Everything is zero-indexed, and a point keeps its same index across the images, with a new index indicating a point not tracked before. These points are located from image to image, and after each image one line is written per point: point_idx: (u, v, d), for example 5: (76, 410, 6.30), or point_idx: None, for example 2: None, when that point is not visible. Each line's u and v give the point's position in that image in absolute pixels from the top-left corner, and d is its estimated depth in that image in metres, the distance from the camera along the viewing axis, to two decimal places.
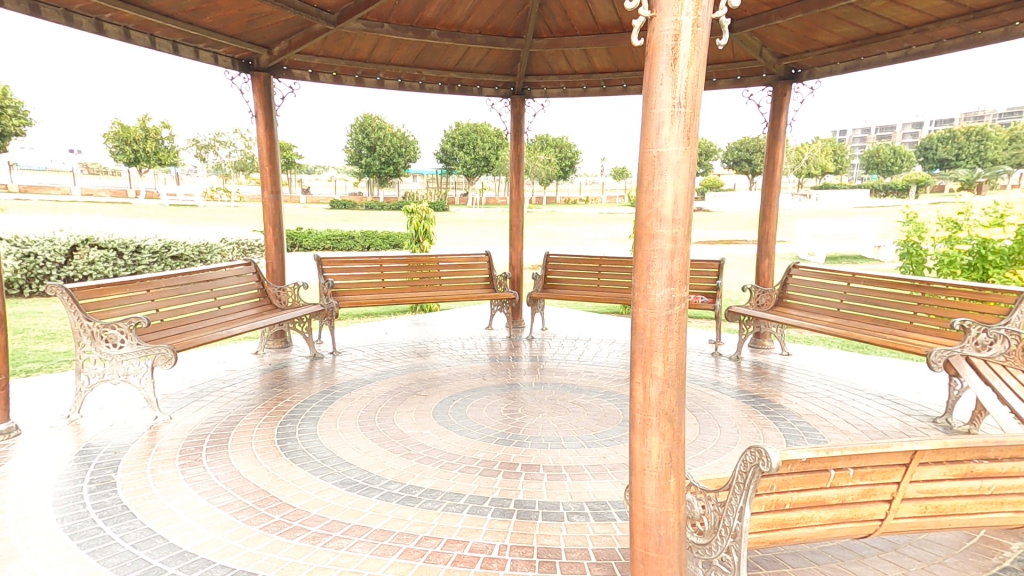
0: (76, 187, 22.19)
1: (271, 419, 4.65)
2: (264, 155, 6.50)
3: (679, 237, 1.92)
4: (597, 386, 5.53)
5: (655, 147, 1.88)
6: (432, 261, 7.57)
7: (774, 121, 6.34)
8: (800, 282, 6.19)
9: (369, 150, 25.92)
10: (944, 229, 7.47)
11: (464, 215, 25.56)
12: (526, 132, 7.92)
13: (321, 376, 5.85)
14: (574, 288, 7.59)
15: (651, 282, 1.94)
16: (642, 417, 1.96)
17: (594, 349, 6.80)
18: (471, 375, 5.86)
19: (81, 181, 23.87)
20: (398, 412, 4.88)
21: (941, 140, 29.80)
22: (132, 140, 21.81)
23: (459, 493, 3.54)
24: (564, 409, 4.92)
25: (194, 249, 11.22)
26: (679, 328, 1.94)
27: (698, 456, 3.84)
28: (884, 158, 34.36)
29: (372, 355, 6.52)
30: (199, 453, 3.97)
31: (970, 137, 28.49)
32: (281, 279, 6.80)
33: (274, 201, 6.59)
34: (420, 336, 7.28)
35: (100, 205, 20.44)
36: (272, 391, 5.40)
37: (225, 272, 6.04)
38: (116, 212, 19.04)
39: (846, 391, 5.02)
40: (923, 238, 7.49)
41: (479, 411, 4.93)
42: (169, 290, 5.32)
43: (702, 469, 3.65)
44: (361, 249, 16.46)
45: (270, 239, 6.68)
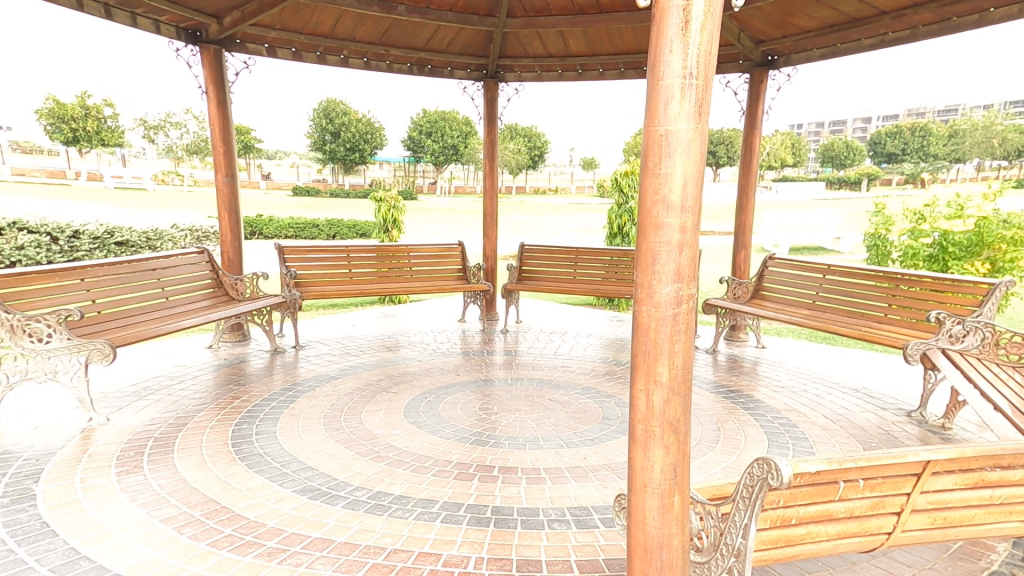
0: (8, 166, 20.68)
1: (225, 420, 4.30)
2: (217, 135, 6.04)
3: (688, 228, 1.72)
4: (574, 382, 5.35)
5: (661, 125, 1.68)
6: (402, 251, 7.25)
7: (751, 110, 6.23)
8: (776, 273, 6.13)
9: (332, 135, 24.98)
10: (909, 220, 7.55)
11: (432, 203, 24.99)
12: (499, 117, 7.63)
13: (282, 372, 5.50)
14: (550, 280, 7.39)
15: (656, 278, 1.74)
16: (644, 428, 1.76)
17: (569, 343, 6.64)
18: (443, 371, 5.60)
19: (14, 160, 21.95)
20: (365, 410, 4.60)
21: (888, 135, 28.93)
22: (68, 118, 20.10)
23: (432, 499, 3.30)
24: (541, 407, 4.73)
25: (141, 235, 10.85)
26: (687, 328, 1.75)
27: None
28: (840, 151, 35.00)
29: (337, 350, 6.19)
30: (140, 459, 3.62)
31: (915, 132, 27.34)
32: (238, 269, 6.39)
33: (229, 184, 6.16)
34: (388, 329, 6.97)
35: (36, 185, 19.06)
36: (227, 388, 5.04)
37: (173, 260, 5.63)
38: (54, 194, 17.72)
39: (822, 385, 4.99)
40: (890, 230, 7.57)
41: (451, 409, 4.69)
42: (107, 279, 4.90)
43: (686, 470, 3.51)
44: (326, 237, 15.90)
45: (226, 226, 6.26)
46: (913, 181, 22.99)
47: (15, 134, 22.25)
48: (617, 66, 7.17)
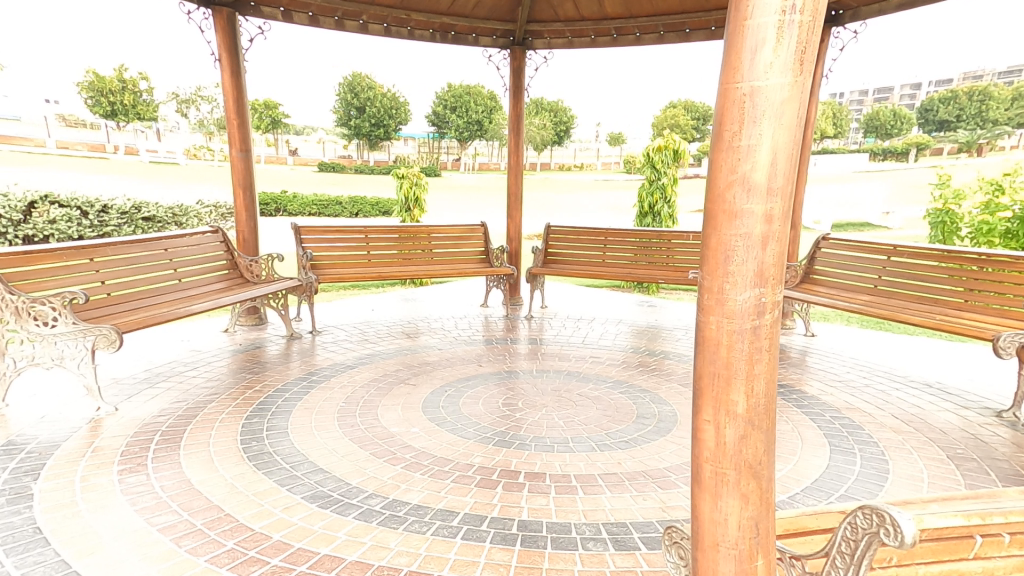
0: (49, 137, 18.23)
1: (236, 412, 4.08)
2: (231, 107, 5.77)
3: (776, 215, 1.31)
4: (606, 375, 4.99)
5: (741, 81, 1.28)
6: (423, 232, 6.92)
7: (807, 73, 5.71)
8: (831, 256, 5.64)
9: (358, 111, 22.61)
10: (984, 192, 6.96)
11: (457, 181, 24.51)
12: (527, 87, 7.18)
13: (299, 359, 5.28)
14: (578, 263, 6.97)
15: (731, 281, 1.34)
16: (714, 471, 1.38)
17: (599, 331, 6.26)
18: (465, 361, 5.30)
19: (60, 134, 18.38)
20: (382, 404, 4.32)
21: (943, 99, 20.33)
22: (107, 92, 16.69)
23: (452, 511, 3.00)
24: (570, 403, 4.39)
25: (167, 211, 10.89)
26: (770, 348, 1.34)
27: None
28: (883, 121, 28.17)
29: (355, 336, 5.93)
30: (144, 456, 3.39)
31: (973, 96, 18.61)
32: (253, 251, 6.14)
33: (243, 160, 5.91)
34: (409, 314, 6.70)
35: (74, 157, 18.02)
36: (241, 375, 4.81)
37: (186, 240, 5.40)
38: (95, 167, 17.50)
39: (883, 379, 4.53)
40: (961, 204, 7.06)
41: (473, 405, 4.38)
42: (117, 259, 4.67)
43: None
44: (349, 215, 15.73)
45: (240, 204, 6.00)
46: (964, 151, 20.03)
47: (64, 107, 18.28)
48: (656, 29, 6.63)
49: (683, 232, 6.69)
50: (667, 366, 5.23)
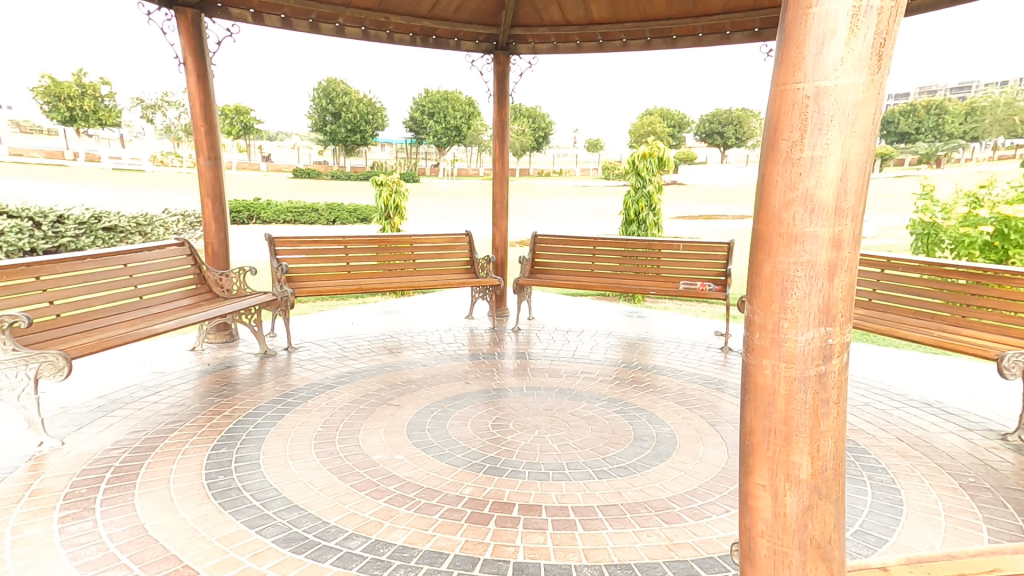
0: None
1: (202, 440, 3.76)
2: (197, 112, 5.45)
3: (846, 239, 1.09)
4: (598, 393, 4.79)
5: (801, 81, 1.08)
6: (405, 242, 6.65)
7: None
8: None
9: (334, 116, 21.30)
10: (965, 203, 7.01)
11: (436, 185, 22.34)
12: (511, 93, 7.00)
13: (273, 379, 4.96)
14: (565, 273, 6.79)
15: (790, 319, 1.12)
16: (770, 544, 1.17)
17: (588, 344, 6.06)
18: (451, 379, 5.05)
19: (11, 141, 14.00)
20: (364, 428, 4.04)
21: None
22: (66, 97, 13.63)
23: (440, 552, 2.74)
24: (563, 425, 4.17)
25: (129, 221, 10.47)
26: (839, 400, 1.13)
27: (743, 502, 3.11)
28: None
29: (334, 353, 5.63)
30: (92, 498, 3.05)
31: None
32: (223, 264, 5.79)
33: (212, 168, 5.59)
34: (391, 327, 6.42)
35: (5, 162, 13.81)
36: (209, 399, 4.47)
37: (148, 254, 5.05)
38: None
39: (882, 396, 4.41)
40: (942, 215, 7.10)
41: (462, 427, 4.12)
42: (68, 276, 4.32)
43: None
44: (326, 222, 15.33)
45: (210, 214, 5.68)
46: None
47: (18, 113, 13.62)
48: (643, 35, 6.50)
49: (672, 242, 6.54)
50: (660, 382, 5.05)
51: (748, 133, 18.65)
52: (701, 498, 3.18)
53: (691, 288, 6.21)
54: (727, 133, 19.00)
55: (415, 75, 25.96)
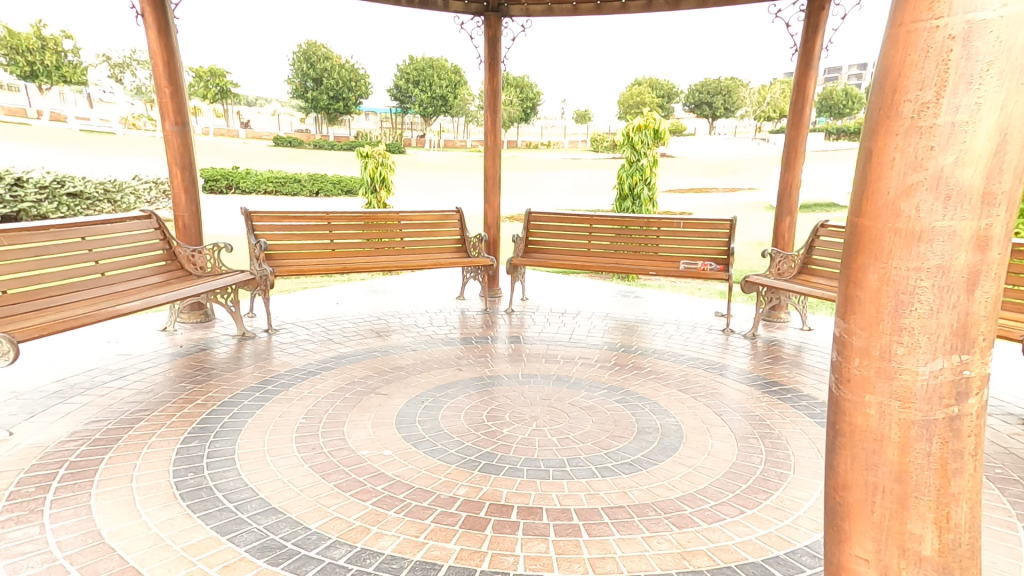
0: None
1: (171, 431, 3.45)
2: (161, 72, 4.99)
3: (991, 239, 0.84)
4: (597, 380, 4.57)
5: (942, 17, 0.81)
6: (392, 219, 6.30)
7: (807, 45, 5.44)
8: (831, 246, 5.38)
9: (315, 82, 20.37)
10: None
11: (422, 158, 21.70)
12: (503, 58, 6.61)
13: (252, 363, 4.66)
14: (559, 252, 6.51)
15: (909, 349, 0.89)
16: None
17: (583, 326, 5.83)
18: (442, 365, 4.81)
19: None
20: (350, 419, 3.77)
21: None
22: (25, 50, 12.69)
23: (434, 563, 2.48)
24: (562, 416, 3.95)
25: (97, 187, 9.94)
26: (972, 448, 0.90)
27: (761, 503, 2.87)
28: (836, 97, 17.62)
29: (318, 336, 5.34)
30: (41, 499, 2.73)
31: None
32: (195, 239, 5.41)
33: (179, 134, 5.17)
34: (377, 310, 6.14)
35: None
36: (182, 385, 4.16)
37: (111, 226, 4.66)
38: None
39: None
40: None
41: (455, 419, 3.88)
42: (17, 249, 3.93)
43: (774, 530, 2.68)
44: (308, 193, 14.79)
45: (179, 185, 5.27)
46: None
47: None
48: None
49: (672, 219, 6.25)
50: (661, 367, 4.84)
51: (738, 102, 18.73)
52: (714, 497, 2.94)
53: (692, 268, 5.95)
54: (716, 103, 18.90)
55: (400, 40, 24.86)
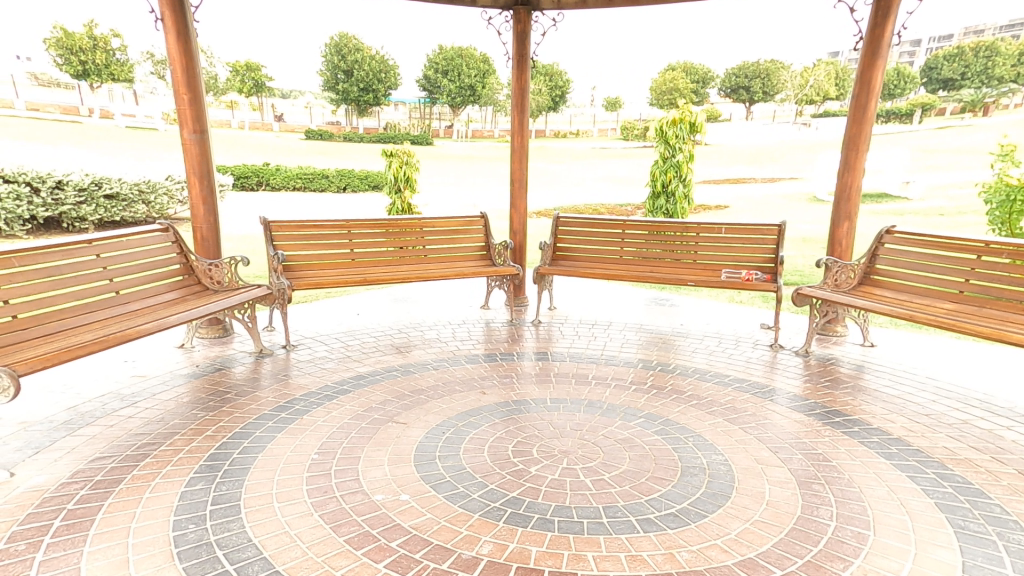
0: (18, 97, 15.90)
1: (177, 470, 3.21)
2: (180, 78, 4.75)
3: None
4: (634, 406, 4.20)
5: None
6: (416, 226, 6.02)
7: (874, 34, 5.04)
8: (897, 255, 4.87)
9: (346, 74, 20.40)
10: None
11: (450, 148, 21.58)
12: (533, 54, 6.27)
13: (269, 384, 4.44)
14: (591, 259, 6.12)
15: None
16: None
17: (617, 340, 5.46)
18: (467, 388, 4.52)
19: (30, 95, 16.04)
20: (366, 455, 3.49)
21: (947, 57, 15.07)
22: (77, 50, 14.77)
23: None
24: (597, 451, 3.59)
25: (132, 188, 9.72)
26: None
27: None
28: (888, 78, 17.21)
29: (337, 353, 5.11)
30: (29, 560, 2.47)
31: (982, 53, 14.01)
32: (214, 253, 5.18)
33: (198, 143, 4.93)
34: (399, 323, 5.90)
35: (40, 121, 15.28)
36: (194, 410, 3.94)
37: (128, 242, 4.46)
38: (59, 130, 15.22)
39: (981, 413, 3.76)
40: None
41: (479, 454, 3.56)
42: (29, 270, 3.73)
43: None
44: (336, 189, 14.62)
45: (197, 195, 5.04)
46: (966, 115, 15.12)
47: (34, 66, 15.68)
48: None
49: (713, 224, 5.77)
50: (704, 390, 4.44)
51: (778, 86, 18.80)
52: (780, 566, 2.48)
53: (734, 278, 5.47)
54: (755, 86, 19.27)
55: (428, 31, 24.69)
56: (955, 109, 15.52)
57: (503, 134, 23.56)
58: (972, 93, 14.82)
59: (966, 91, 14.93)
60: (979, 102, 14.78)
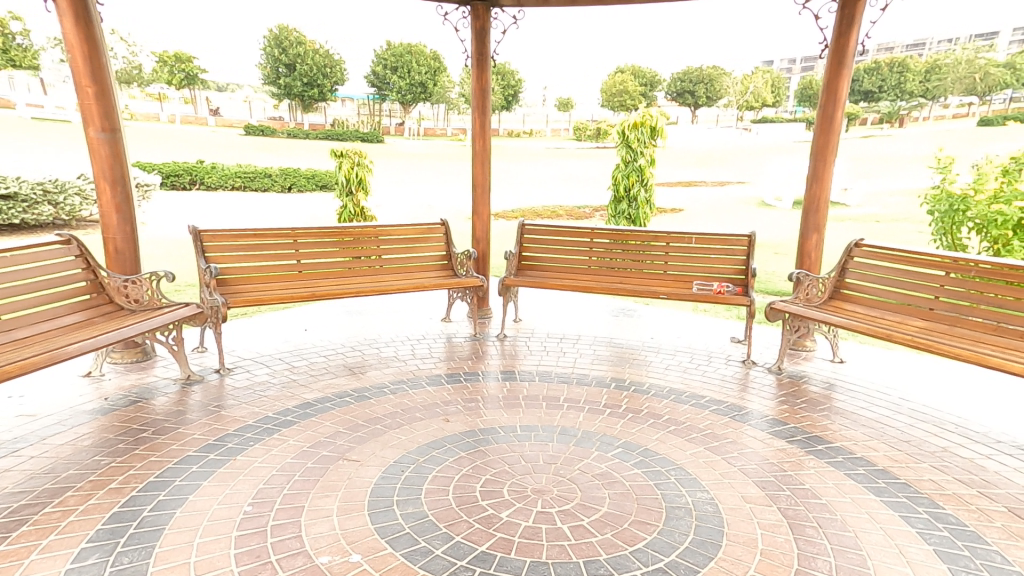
0: None
1: (63, 540, 2.61)
2: (82, 68, 4.09)
3: None
4: (611, 435, 3.90)
5: None
6: (371, 234, 5.57)
7: (840, 42, 4.93)
8: (867, 269, 4.78)
9: (288, 68, 18.97)
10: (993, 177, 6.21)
11: (402, 146, 20.58)
12: (493, 54, 5.94)
13: (196, 415, 3.87)
14: (556, 271, 5.84)
15: None
16: None
17: (585, 359, 5.20)
18: (428, 415, 4.11)
19: None
20: (310, 505, 2.99)
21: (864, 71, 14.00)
22: None
23: None
24: (573, 491, 3.24)
25: (34, 187, 8.80)
26: None
27: None
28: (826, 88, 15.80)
29: (280, 375, 4.57)
30: None
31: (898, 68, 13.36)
32: (131, 268, 4.55)
33: (107, 143, 4.29)
34: (353, 339, 5.43)
35: None
36: (98, 454, 3.34)
37: (16, 258, 3.76)
38: None
39: (960, 439, 3.67)
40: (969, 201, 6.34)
41: (442, 497, 3.15)
42: None
43: None
44: (280, 189, 13.58)
45: (109, 202, 4.40)
46: (884, 126, 14.51)
47: None
48: None
49: (683, 234, 5.57)
50: (681, 414, 4.20)
51: (720, 91, 17.79)
52: None
53: (706, 290, 5.28)
54: (699, 91, 17.91)
55: (379, 24, 23.47)
56: (874, 119, 14.75)
57: (457, 132, 22.31)
58: (888, 105, 14.34)
59: (883, 102, 14.36)
60: (895, 114, 14.30)
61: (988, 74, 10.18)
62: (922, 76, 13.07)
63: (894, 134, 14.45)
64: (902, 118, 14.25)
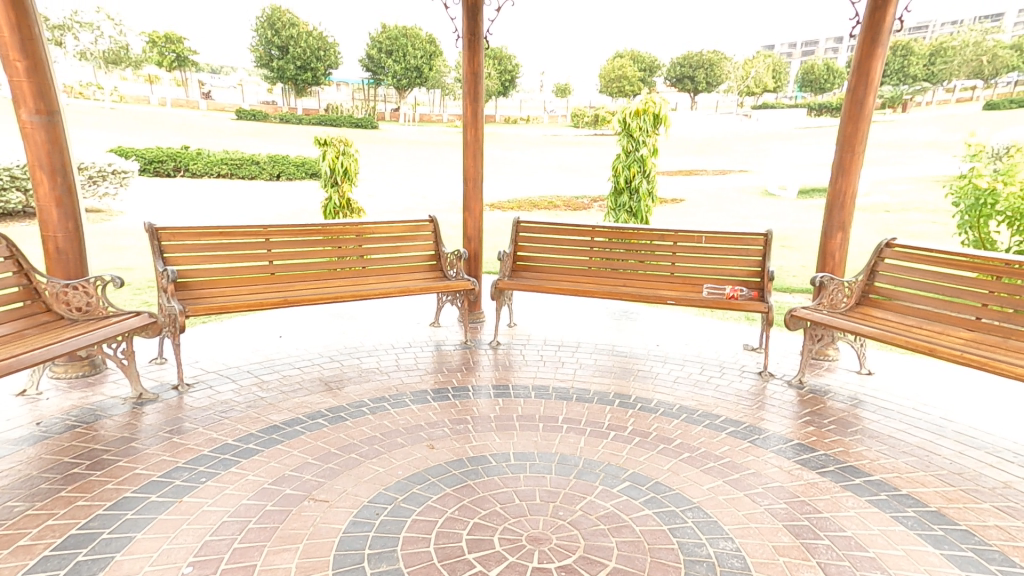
0: None
1: None
2: (9, 39, 3.56)
3: None
4: (617, 466, 3.44)
5: None
6: (353, 232, 5.10)
7: (874, 19, 4.41)
8: (901, 272, 4.30)
9: (280, 50, 16.67)
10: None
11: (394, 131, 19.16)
12: (485, 33, 5.39)
13: (141, 441, 3.35)
14: (554, 272, 5.37)
15: None
16: None
17: (586, 372, 4.73)
18: (411, 441, 3.66)
19: None
20: (266, 562, 2.48)
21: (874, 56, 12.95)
22: None
23: None
24: (577, 543, 2.75)
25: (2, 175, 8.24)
26: None
27: None
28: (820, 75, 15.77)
29: (245, 392, 4.09)
30: None
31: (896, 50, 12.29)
32: (76, 271, 4.04)
33: (43, 127, 3.77)
34: (330, 349, 4.97)
35: None
36: (15, 493, 2.82)
37: None
38: None
39: (1018, 470, 3.21)
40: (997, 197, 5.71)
41: (422, 550, 2.65)
42: None
43: None
44: (268, 177, 12.80)
45: (46, 196, 3.89)
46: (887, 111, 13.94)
47: None
48: None
49: (692, 232, 5.09)
50: (694, 438, 3.74)
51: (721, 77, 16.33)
52: None
53: (717, 295, 4.81)
54: (698, 76, 16.44)
55: None
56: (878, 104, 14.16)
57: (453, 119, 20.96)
58: (891, 90, 13.60)
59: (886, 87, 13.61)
60: (898, 99, 13.55)
61: (996, 54, 10.57)
62: (927, 60, 12.02)
63: (896, 119, 13.75)
64: (905, 103, 13.48)
